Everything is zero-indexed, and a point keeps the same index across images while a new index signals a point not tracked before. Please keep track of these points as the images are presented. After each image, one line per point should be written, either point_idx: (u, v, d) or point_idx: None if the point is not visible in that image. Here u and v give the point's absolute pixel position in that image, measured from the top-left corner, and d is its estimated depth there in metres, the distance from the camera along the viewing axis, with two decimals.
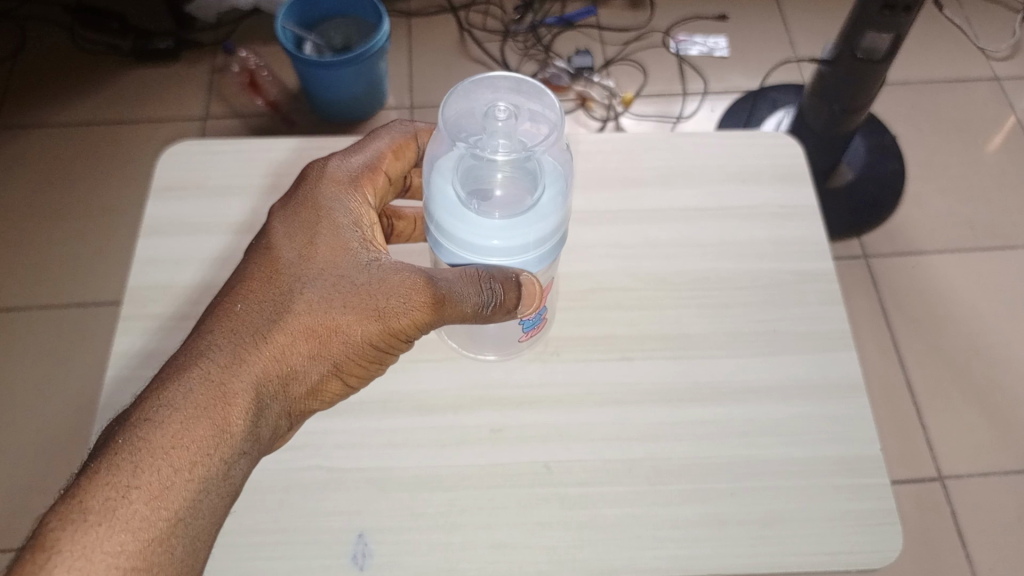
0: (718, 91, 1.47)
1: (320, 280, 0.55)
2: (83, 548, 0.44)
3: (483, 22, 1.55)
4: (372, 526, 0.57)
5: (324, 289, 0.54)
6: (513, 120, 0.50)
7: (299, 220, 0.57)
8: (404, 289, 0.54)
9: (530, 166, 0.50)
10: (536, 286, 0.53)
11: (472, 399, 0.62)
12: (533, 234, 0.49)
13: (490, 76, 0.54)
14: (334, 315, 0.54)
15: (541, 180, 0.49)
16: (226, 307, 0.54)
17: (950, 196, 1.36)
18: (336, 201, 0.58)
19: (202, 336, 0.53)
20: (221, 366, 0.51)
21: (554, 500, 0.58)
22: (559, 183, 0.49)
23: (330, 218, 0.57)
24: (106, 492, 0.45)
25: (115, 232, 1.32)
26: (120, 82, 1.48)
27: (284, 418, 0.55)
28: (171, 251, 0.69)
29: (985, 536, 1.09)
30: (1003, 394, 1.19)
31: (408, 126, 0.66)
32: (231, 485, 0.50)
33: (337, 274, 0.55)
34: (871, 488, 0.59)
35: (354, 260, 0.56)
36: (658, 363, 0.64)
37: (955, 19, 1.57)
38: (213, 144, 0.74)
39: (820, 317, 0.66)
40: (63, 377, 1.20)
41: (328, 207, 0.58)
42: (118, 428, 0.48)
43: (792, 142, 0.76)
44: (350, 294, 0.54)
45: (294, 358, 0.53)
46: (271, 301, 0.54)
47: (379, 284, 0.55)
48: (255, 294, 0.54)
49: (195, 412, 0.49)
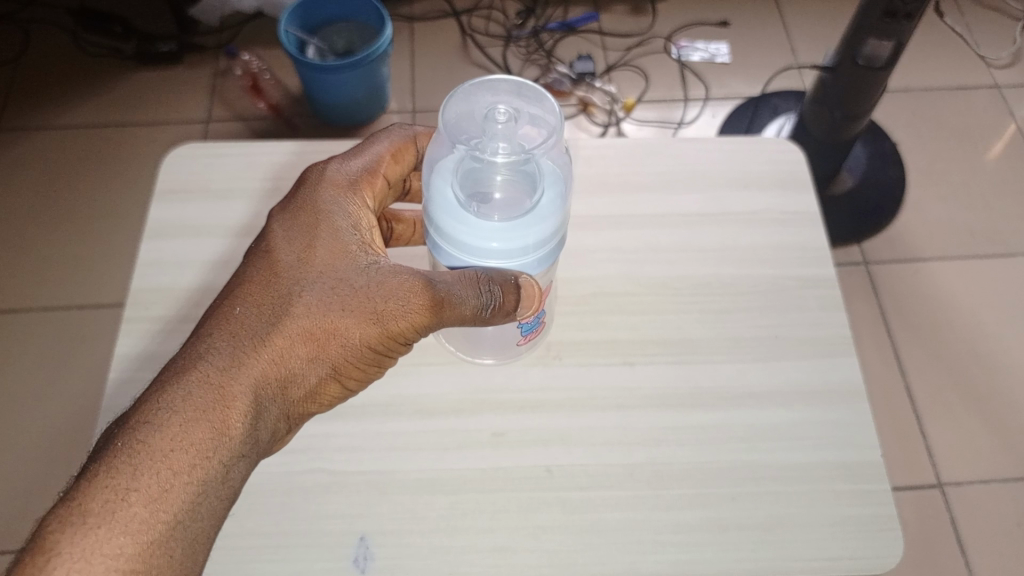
0: (719, 97, 1.47)
1: (320, 283, 0.55)
2: (83, 551, 0.44)
3: (485, 27, 1.56)
4: (373, 530, 0.57)
5: (322, 292, 0.55)
6: (512, 123, 0.51)
7: (298, 223, 0.58)
8: (403, 291, 0.55)
9: (529, 168, 0.51)
10: (535, 288, 0.54)
11: (474, 403, 0.63)
12: (532, 236, 0.49)
13: (490, 79, 0.54)
14: (333, 317, 0.54)
15: (540, 183, 0.50)
16: (226, 310, 0.54)
17: (951, 204, 1.36)
18: (335, 203, 0.59)
19: (202, 338, 0.53)
20: (220, 369, 0.51)
21: (556, 504, 0.58)
22: (558, 186, 0.49)
23: (329, 221, 0.58)
24: (106, 495, 0.45)
25: (117, 234, 1.32)
26: (121, 84, 1.48)
27: (283, 420, 0.55)
28: (172, 254, 0.69)
29: (986, 543, 1.09)
30: (1002, 402, 1.19)
31: (408, 129, 0.66)
32: (230, 487, 0.50)
33: (335, 277, 0.55)
34: (872, 494, 0.59)
35: (353, 262, 0.56)
36: (659, 368, 0.64)
37: (955, 27, 1.57)
38: (214, 147, 0.74)
39: (821, 323, 0.66)
40: (64, 378, 1.20)
41: (327, 210, 0.58)
42: (118, 430, 0.48)
43: (794, 149, 0.76)
44: (349, 297, 0.55)
45: (293, 360, 0.54)
46: (270, 304, 0.54)
47: (378, 287, 0.55)
48: (254, 297, 0.54)
49: (194, 415, 0.49)
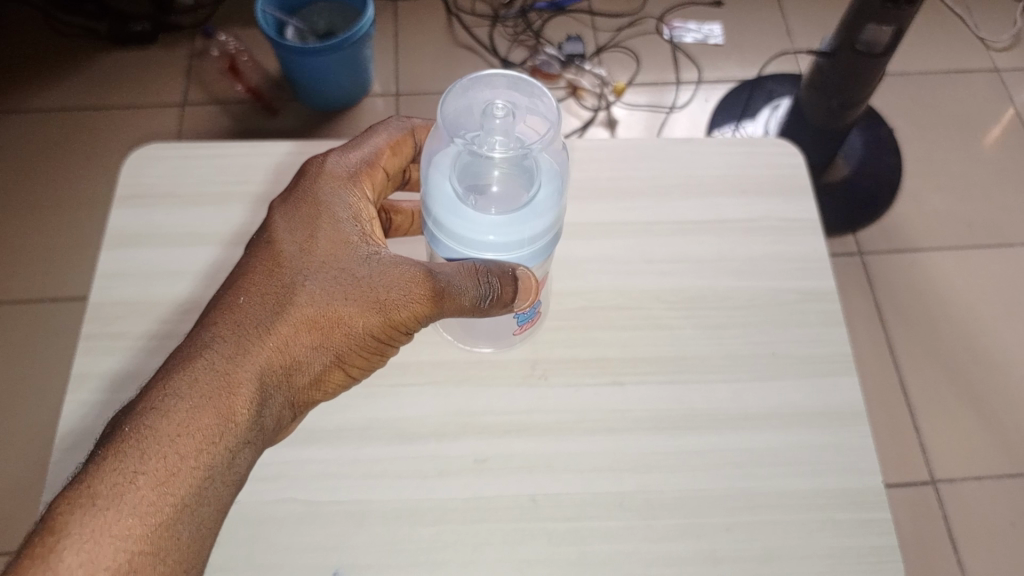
0: (713, 80, 1.43)
1: (323, 272, 0.51)
2: (92, 532, 0.41)
3: (472, 6, 1.50)
4: (350, 563, 0.54)
5: (326, 281, 0.51)
6: (511, 117, 0.47)
7: (299, 214, 0.54)
8: (404, 282, 0.51)
9: (527, 163, 0.47)
10: (533, 280, 0.50)
11: (456, 426, 0.59)
12: (529, 231, 0.45)
13: (487, 73, 0.50)
14: (336, 306, 0.51)
15: (538, 177, 0.46)
16: (229, 300, 0.51)
17: (947, 193, 1.33)
18: (335, 195, 0.55)
19: (207, 326, 0.49)
20: (226, 355, 0.48)
21: (542, 536, 0.55)
22: (556, 181, 0.46)
23: (329, 213, 0.54)
24: (115, 478, 0.43)
25: (90, 224, 1.27)
26: (94, 66, 1.42)
27: (287, 409, 0.51)
28: (138, 264, 0.65)
29: (978, 544, 1.07)
30: (997, 397, 1.16)
31: (407, 120, 0.62)
32: (238, 474, 0.47)
33: (337, 267, 0.52)
34: (875, 522, 0.56)
35: (355, 253, 0.52)
36: (651, 388, 0.61)
37: (955, 8, 1.53)
38: (183, 148, 0.70)
39: (821, 338, 0.63)
40: (36, 375, 1.15)
41: (327, 202, 0.54)
42: (125, 416, 0.45)
43: (794, 150, 0.72)
44: (351, 287, 0.51)
45: (300, 347, 0.50)
46: (274, 294, 0.51)
47: (380, 277, 0.51)
48: (258, 287, 0.51)
49: (201, 401, 0.46)
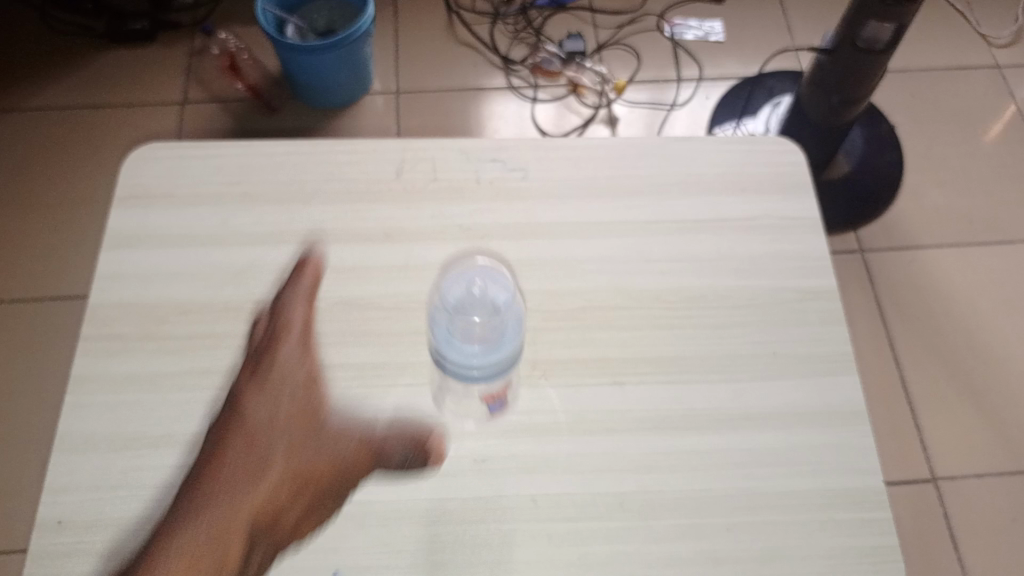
0: (714, 77, 1.43)
1: (280, 454, 0.57)
2: None
3: (471, 3, 1.50)
4: (349, 564, 0.54)
5: (285, 459, 0.57)
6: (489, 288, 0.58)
7: (253, 402, 0.59)
8: (349, 454, 0.57)
9: (498, 322, 0.55)
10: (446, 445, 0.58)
11: (455, 427, 0.59)
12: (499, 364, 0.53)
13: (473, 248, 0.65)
14: (297, 470, 0.57)
15: (505, 332, 0.54)
16: (196, 474, 0.56)
17: (949, 189, 1.32)
18: (281, 375, 0.60)
19: (179, 516, 0.55)
20: (202, 534, 0.54)
21: (541, 537, 0.55)
22: (519, 332, 0.55)
23: (275, 396, 0.59)
24: None
25: (90, 221, 1.25)
26: (92, 63, 1.40)
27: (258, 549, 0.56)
28: (136, 265, 0.65)
29: (980, 541, 1.06)
30: (998, 394, 1.15)
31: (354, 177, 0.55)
32: None
33: (293, 464, 0.57)
34: (875, 522, 0.56)
35: (307, 451, 0.58)
36: (651, 388, 0.60)
37: (956, 4, 1.51)
38: (181, 148, 0.70)
39: (820, 338, 0.63)
40: (35, 373, 1.13)
41: (273, 385, 0.60)
42: None
43: (794, 148, 0.72)
44: (306, 468, 0.57)
45: (270, 498, 0.56)
46: (240, 468, 0.57)
47: (330, 456, 0.57)
48: (222, 470, 0.56)
49: None
